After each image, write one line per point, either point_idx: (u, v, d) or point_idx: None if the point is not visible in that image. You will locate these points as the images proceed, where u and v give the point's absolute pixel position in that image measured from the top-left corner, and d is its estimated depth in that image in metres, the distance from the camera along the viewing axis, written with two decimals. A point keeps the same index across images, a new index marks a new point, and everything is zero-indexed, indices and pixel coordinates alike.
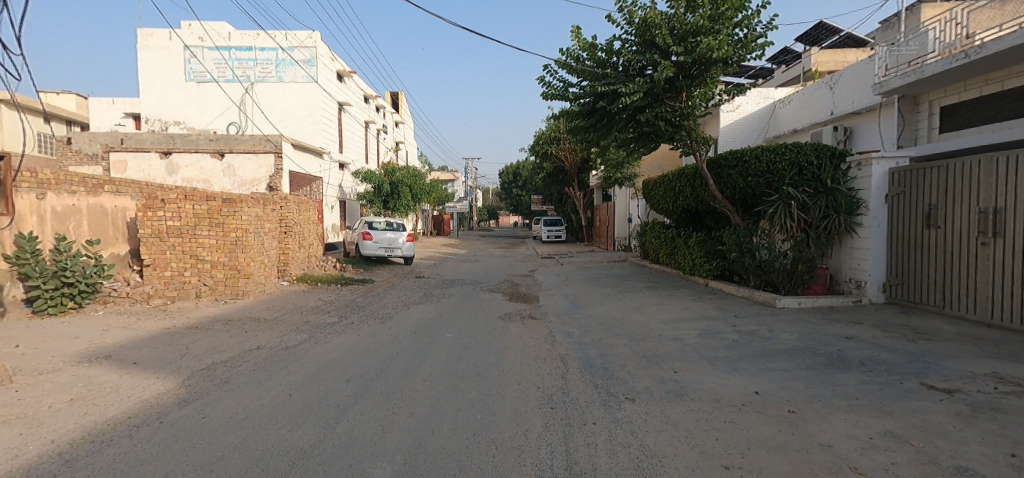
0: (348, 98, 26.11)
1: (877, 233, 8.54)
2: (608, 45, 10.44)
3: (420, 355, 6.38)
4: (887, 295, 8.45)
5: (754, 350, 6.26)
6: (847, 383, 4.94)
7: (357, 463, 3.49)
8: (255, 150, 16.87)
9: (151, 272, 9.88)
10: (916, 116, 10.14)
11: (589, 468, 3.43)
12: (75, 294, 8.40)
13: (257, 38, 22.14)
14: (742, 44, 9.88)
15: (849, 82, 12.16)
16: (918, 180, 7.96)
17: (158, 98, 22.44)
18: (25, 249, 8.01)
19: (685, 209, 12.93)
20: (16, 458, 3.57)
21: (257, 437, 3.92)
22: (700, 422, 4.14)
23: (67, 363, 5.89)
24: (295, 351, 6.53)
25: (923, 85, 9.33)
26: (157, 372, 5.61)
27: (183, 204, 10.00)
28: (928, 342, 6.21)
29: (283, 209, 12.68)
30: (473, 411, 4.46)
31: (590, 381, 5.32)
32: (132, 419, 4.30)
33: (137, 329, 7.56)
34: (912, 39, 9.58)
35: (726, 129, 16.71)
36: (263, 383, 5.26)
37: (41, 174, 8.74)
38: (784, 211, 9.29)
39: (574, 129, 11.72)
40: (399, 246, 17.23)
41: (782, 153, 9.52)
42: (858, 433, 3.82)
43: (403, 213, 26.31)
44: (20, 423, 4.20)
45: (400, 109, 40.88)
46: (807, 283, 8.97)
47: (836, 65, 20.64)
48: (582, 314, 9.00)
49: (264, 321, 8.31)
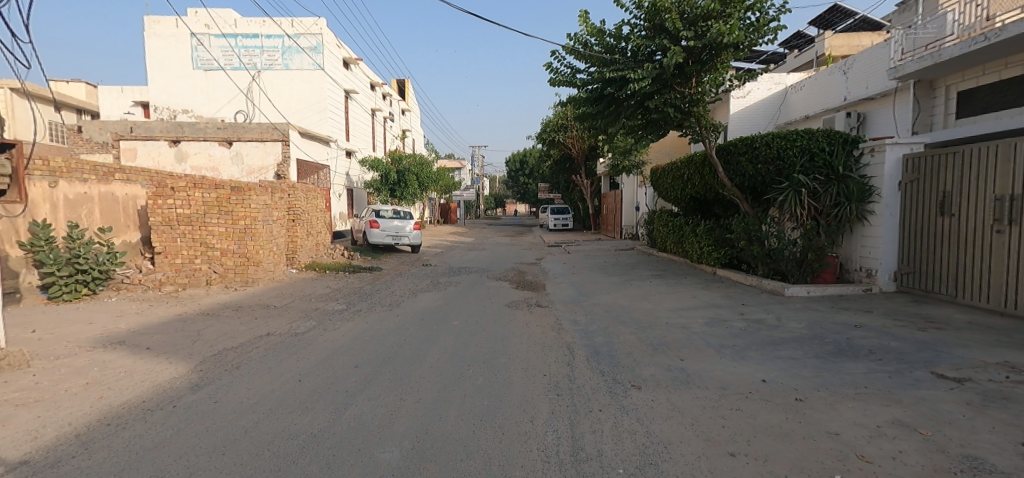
0: (354, 85, 25.93)
1: (890, 220, 8.41)
2: (617, 30, 10.27)
3: (428, 342, 6.41)
4: (897, 283, 8.36)
5: (762, 338, 6.25)
6: (854, 372, 4.91)
7: (367, 446, 3.56)
8: (262, 138, 16.81)
9: (162, 259, 9.96)
10: (932, 101, 9.91)
11: (595, 454, 3.47)
12: (89, 281, 8.50)
13: (263, 25, 22.06)
14: (754, 29, 9.70)
15: (864, 67, 11.92)
16: (934, 166, 7.81)
17: (166, 86, 22.48)
18: (40, 236, 8.18)
19: (693, 196, 12.84)
20: (35, 440, 3.66)
21: (268, 421, 4.00)
22: (707, 410, 4.15)
23: (83, 347, 6.02)
24: (305, 337, 6.63)
25: (940, 69, 9.13)
26: (171, 357, 5.72)
27: (192, 192, 10.06)
28: (939, 331, 6.14)
29: (291, 197, 12.60)
30: (479, 397, 4.49)
31: (597, 369, 5.33)
32: (147, 402, 4.40)
33: (149, 314, 7.70)
34: (930, 22, 9.35)
35: (736, 115, 16.51)
36: (273, 368, 5.33)
37: (53, 162, 8.88)
38: (794, 198, 9.22)
39: (581, 116, 11.56)
40: (406, 234, 17.25)
41: (793, 139, 9.39)
42: (866, 421, 3.81)
43: (409, 200, 26.28)
44: (38, 406, 4.30)
45: (406, 96, 40.76)
46: (816, 271, 8.92)
47: (850, 49, 20.21)
48: (589, 302, 9.00)
49: (274, 307, 8.43)
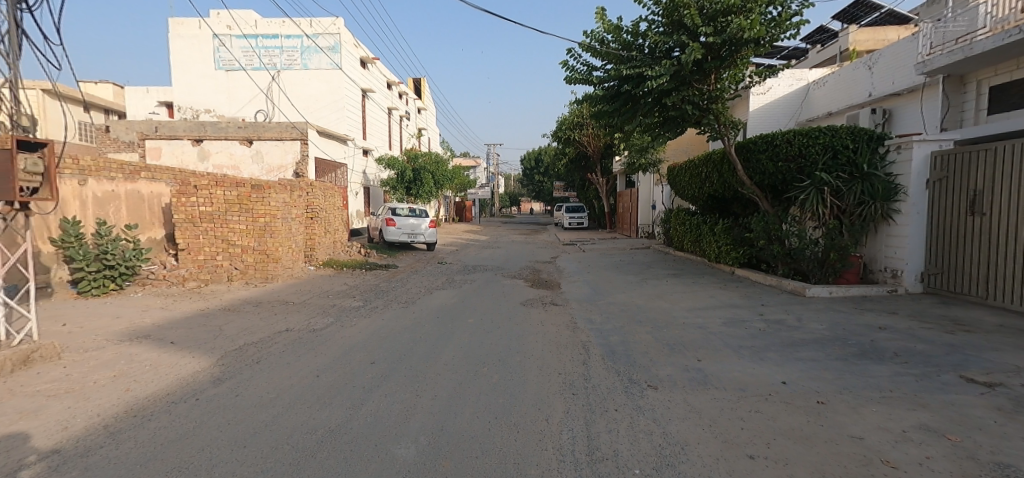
0: (371, 83, 26.15)
1: (917, 220, 8.17)
2: (635, 27, 10.16)
3: (443, 339, 6.45)
4: (925, 284, 8.12)
5: (782, 339, 6.13)
6: (879, 375, 4.79)
7: (383, 442, 3.60)
8: (282, 136, 17.10)
9: (186, 256, 10.17)
10: (963, 97, 9.58)
11: (611, 453, 3.45)
12: (116, 276, 8.76)
13: (283, 25, 22.39)
14: (776, 23, 9.49)
15: (890, 62, 11.59)
16: (964, 164, 7.57)
17: (190, 86, 22.98)
18: (70, 233, 8.45)
19: (711, 195, 12.65)
20: (66, 430, 3.79)
21: (288, 415, 4.08)
22: (724, 412, 4.10)
23: (110, 341, 6.20)
24: (323, 333, 6.74)
25: (971, 63, 8.83)
26: (194, 351, 5.86)
27: (214, 190, 10.27)
28: (968, 334, 5.95)
29: (309, 195, 12.80)
30: (493, 396, 4.50)
31: (613, 368, 5.31)
32: (171, 395, 4.51)
33: (173, 309, 7.91)
34: (961, 15, 9.05)
35: (756, 112, 16.21)
36: (292, 364, 5.43)
37: (83, 161, 9.19)
38: (816, 197, 9.04)
39: (597, 114, 11.48)
40: (421, 232, 17.35)
41: (815, 137, 9.17)
42: (891, 425, 3.71)
43: (425, 199, 26.46)
44: (69, 397, 4.45)
45: (423, 95, 40.97)
46: (838, 272, 8.72)
47: (876, 43, 19.66)
48: (604, 301, 8.95)
49: (293, 304, 8.57)
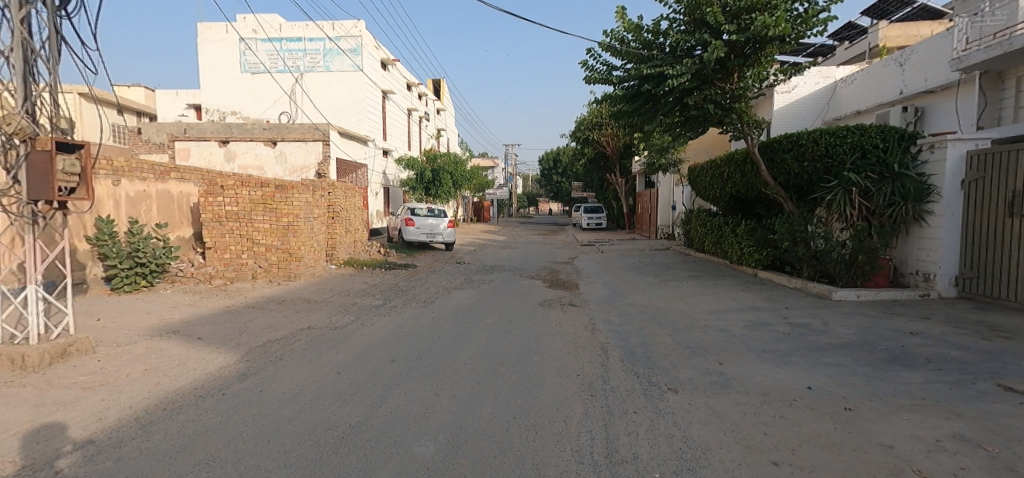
0: (392, 85, 26.45)
1: (951, 222, 7.88)
2: (655, 25, 10.05)
3: (461, 339, 6.48)
4: (960, 289, 7.83)
5: (807, 344, 5.98)
6: (910, 382, 4.64)
7: (402, 440, 3.63)
8: (305, 137, 17.43)
9: (212, 254, 10.51)
10: (1001, 94, 9.22)
11: (630, 456, 3.42)
12: (147, 274, 9.04)
13: (307, 29, 22.83)
14: (802, 20, 9.27)
15: (922, 59, 11.22)
16: (1002, 163, 7.27)
17: (218, 89, 23.60)
18: (104, 232, 8.76)
19: (734, 196, 12.42)
20: (100, 421, 3.93)
21: (311, 411, 4.15)
22: (747, 417, 4.02)
23: (140, 336, 6.41)
24: (343, 331, 6.85)
25: (1010, 59, 8.47)
26: (220, 347, 6.02)
27: (240, 191, 10.53)
28: (1006, 340, 5.72)
29: (331, 195, 13.02)
30: (510, 396, 4.50)
31: (632, 370, 5.26)
32: (199, 389, 4.65)
33: (200, 306, 8.13)
34: (1000, 8, 8.72)
35: (781, 110, 15.87)
36: (314, 361, 5.53)
37: (116, 161, 9.49)
38: (844, 198, 8.81)
39: (617, 114, 11.39)
40: (440, 232, 17.47)
41: (843, 136, 8.95)
42: (924, 434, 3.59)
43: (444, 199, 26.62)
44: (103, 389, 4.62)
45: (443, 96, 41.26)
46: (867, 275, 8.48)
47: (907, 39, 19.04)
48: (624, 302, 8.87)
49: (314, 302, 8.73)
